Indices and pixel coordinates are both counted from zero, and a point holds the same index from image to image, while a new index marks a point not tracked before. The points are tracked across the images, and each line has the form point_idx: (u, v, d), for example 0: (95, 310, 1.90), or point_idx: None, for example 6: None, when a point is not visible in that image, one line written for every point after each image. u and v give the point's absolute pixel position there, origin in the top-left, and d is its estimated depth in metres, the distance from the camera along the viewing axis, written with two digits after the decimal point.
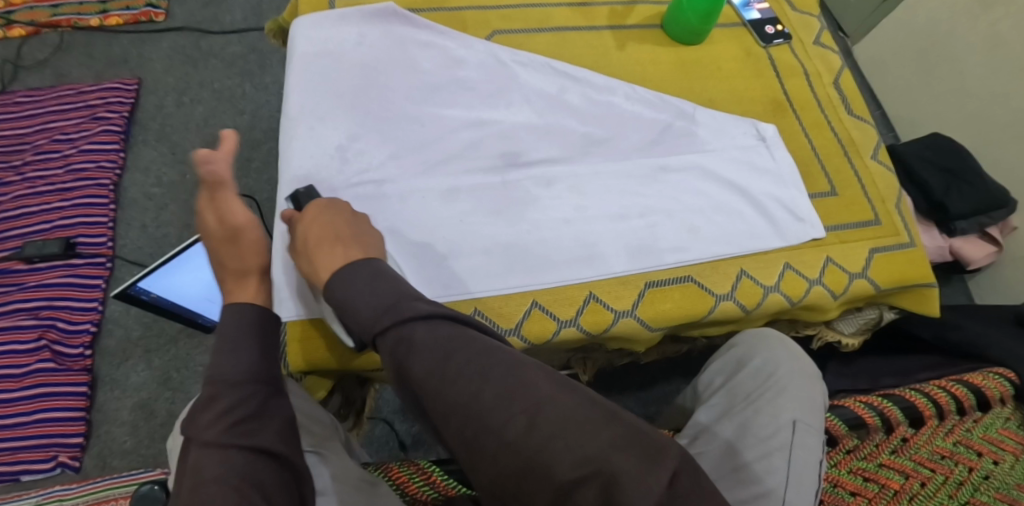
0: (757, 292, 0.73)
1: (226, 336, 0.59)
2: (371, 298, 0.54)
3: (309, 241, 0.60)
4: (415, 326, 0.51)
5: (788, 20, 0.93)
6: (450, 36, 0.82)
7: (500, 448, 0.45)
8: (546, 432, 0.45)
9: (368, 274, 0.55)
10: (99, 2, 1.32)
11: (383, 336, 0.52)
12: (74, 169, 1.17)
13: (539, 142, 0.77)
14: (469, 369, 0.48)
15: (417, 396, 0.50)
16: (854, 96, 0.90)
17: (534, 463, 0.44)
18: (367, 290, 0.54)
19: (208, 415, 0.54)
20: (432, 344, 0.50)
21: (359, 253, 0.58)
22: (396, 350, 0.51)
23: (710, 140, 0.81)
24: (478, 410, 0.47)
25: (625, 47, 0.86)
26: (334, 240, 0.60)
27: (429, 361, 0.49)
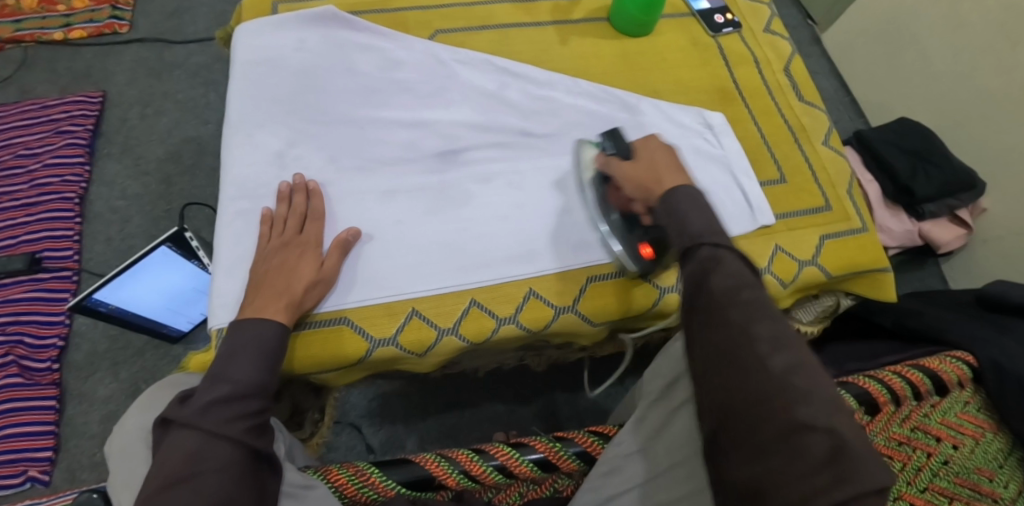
0: None
1: (268, 346, 0.58)
2: (697, 218, 0.55)
3: (648, 164, 0.62)
4: (727, 253, 0.52)
5: (738, 9, 0.93)
6: (391, 38, 0.82)
7: (750, 367, 0.45)
8: (802, 379, 0.44)
9: (702, 203, 0.56)
10: (62, 16, 1.33)
11: (702, 247, 0.52)
12: (39, 184, 1.17)
13: (482, 140, 0.77)
14: (761, 305, 0.48)
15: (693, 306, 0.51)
16: (803, 82, 0.89)
17: (778, 392, 0.44)
18: (695, 214, 0.55)
19: (225, 412, 0.52)
20: (737, 270, 0.51)
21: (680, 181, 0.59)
22: (705, 262, 0.52)
23: (659, 132, 0.80)
24: (748, 332, 0.47)
25: (569, 42, 0.85)
26: (671, 168, 0.61)
27: (729, 280, 0.50)
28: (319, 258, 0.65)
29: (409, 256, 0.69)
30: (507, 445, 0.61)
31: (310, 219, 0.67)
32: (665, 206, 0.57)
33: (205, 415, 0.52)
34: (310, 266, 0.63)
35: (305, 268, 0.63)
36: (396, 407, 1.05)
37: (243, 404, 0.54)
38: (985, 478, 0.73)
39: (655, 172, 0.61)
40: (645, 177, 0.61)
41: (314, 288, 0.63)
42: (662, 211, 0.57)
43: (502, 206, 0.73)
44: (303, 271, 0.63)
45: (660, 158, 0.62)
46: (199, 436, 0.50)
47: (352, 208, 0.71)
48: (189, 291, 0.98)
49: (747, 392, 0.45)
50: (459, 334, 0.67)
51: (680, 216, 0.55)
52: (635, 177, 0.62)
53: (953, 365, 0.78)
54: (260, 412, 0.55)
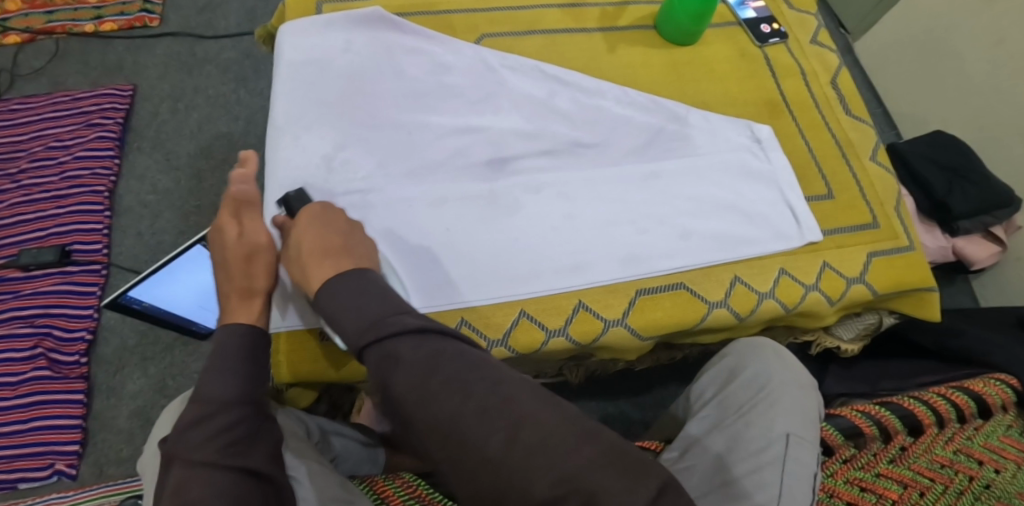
0: (750, 299, 0.71)
1: (232, 353, 0.55)
2: (347, 305, 0.50)
3: (302, 246, 0.56)
4: (400, 341, 0.46)
5: (785, 19, 0.92)
6: (438, 42, 0.81)
7: (477, 466, 0.42)
8: (526, 448, 0.41)
9: (371, 285, 0.51)
10: (94, 9, 1.32)
11: (367, 350, 0.47)
12: (69, 176, 1.17)
13: (529, 148, 0.76)
14: (457, 387, 0.44)
15: (398, 411, 0.46)
16: (850, 96, 0.88)
17: (511, 484, 0.41)
18: (354, 305, 0.50)
19: (199, 434, 0.51)
20: (415, 353, 0.45)
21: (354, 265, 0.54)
22: (381, 364, 0.46)
23: (705, 145, 0.79)
24: (459, 427, 0.43)
25: (617, 50, 0.84)
26: (319, 252, 0.55)
27: (413, 376, 0.44)
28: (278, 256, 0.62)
29: (457, 265, 0.68)
30: None
31: (244, 208, 0.62)
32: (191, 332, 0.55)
33: (181, 442, 0.51)
34: (235, 241, 0.60)
35: (232, 244, 0.60)
36: None
37: (215, 421, 0.52)
38: None
39: (302, 256, 0.56)
40: (297, 267, 0.56)
41: (252, 261, 0.60)
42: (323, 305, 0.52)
43: (550, 216, 0.72)
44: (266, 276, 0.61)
45: (310, 242, 0.56)
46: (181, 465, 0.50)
47: (400, 214, 0.70)
48: None
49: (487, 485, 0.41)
50: (508, 346, 0.66)
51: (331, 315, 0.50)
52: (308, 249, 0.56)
53: (996, 389, 0.78)
54: (234, 425, 0.52)
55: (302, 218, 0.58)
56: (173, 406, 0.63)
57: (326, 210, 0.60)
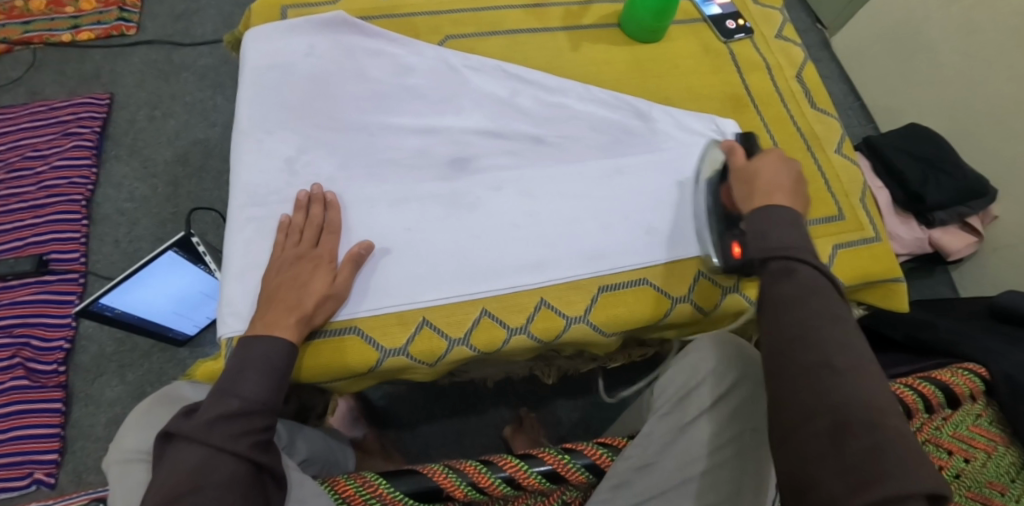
0: (714, 293, 0.72)
1: (275, 360, 0.59)
2: (786, 237, 0.57)
3: (757, 177, 0.64)
4: (801, 264, 0.56)
5: (749, 14, 0.92)
6: (401, 43, 0.81)
7: (807, 374, 0.50)
8: (858, 383, 0.48)
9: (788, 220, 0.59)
10: (71, 18, 1.33)
11: (772, 262, 0.56)
12: (46, 185, 1.17)
13: (494, 147, 0.76)
14: (826, 317, 0.52)
15: (766, 308, 0.55)
16: (816, 89, 0.88)
17: (836, 403, 0.48)
18: (786, 226, 0.58)
19: (231, 428, 0.54)
20: (807, 281, 0.55)
21: (787, 201, 0.61)
22: (778, 275, 0.56)
23: (670, 139, 0.79)
24: (820, 341, 0.51)
25: (580, 48, 0.85)
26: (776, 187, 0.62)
27: (800, 290, 0.54)
28: (332, 272, 0.64)
29: (418, 264, 0.68)
30: (516, 457, 0.59)
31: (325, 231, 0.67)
32: (751, 227, 0.59)
33: (206, 431, 0.53)
34: (322, 280, 0.63)
35: (318, 283, 0.63)
36: (401, 408, 1.04)
37: (250, 421, 0.55)
38: (995, 492, 0.71)
39: (751, 185, 0.63)
40: (742, 187, 0.64)
41: (325, 302, 0.63)
42: (748, 225, 0.60)
43: (511, 213, 0.72)
44: (315, 285, 0.63)
45: (767, 173, 0.64)
46: (204, 452, 0.52)
47: (363, 215, 0.70)
48: (195, 294, 0.98)
49: (810, 391, 0.49)
50: (469, 344, 0.66)
51: (767, 232, 0.58)
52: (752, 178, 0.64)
53: (965, 377, 0.77)
54: (264, 429, 0.56)
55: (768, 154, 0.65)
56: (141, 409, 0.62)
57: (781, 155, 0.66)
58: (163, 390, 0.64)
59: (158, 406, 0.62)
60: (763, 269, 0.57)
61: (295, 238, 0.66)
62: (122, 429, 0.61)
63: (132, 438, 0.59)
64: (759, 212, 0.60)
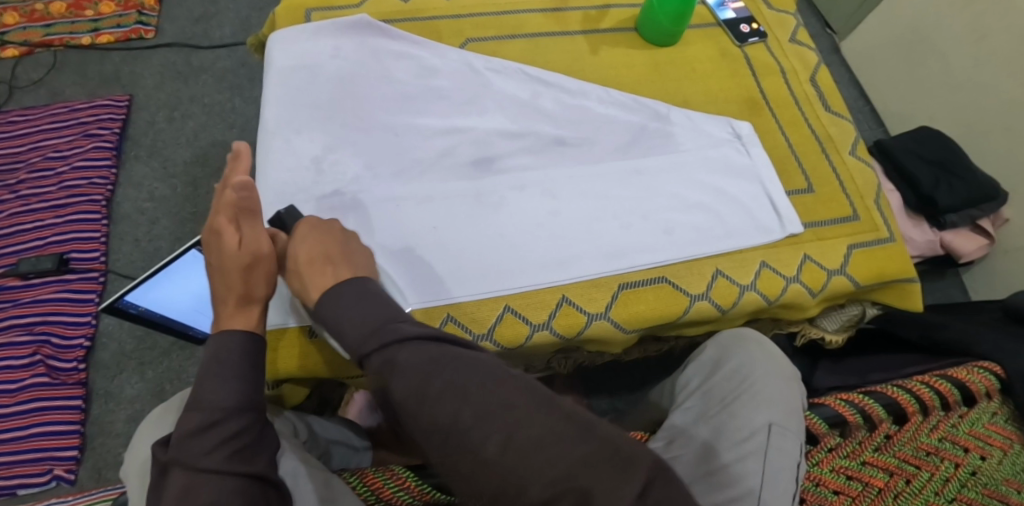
0: (733, 291, 0.73)
1: (229, 360, 0.57)
2: (353, 316, 0.52)
3: (299, 260, 0.59)
4: (398, 349, 0.49)
5: (764, 18, 0.93)
6: (424, 46, 0.83)
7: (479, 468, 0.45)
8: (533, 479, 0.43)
9: (363, 295, 0.54)
10: (91, 21, 1.35)
11: (371, 358, 0.50)
12: (67, 186, 1.19)
13: (515, 147, 0.77)
14: (452, 391, 0.46)
15: (398, 414, 0.49)
16: (831, 92, 0.89)
17: (508, 482, 0.44)
18: (354, 308, 0.53)
19: (203, 442, 0.53)
20: (415, 358, 0.48)
21: (348, 272, 0.57)
22: (382, 368, 0.49)
23: (686, 140, 0.80)
24: (457, 426, 0.45)
25: (599, 52, 0.86)
26: (321, 260, 0.58)
27: (410, 380, 0.47)
28: (237, 237, 0.60)
29: (442, 261, 0.69)
30: None
31: (244, 215, 0.61)
32: (322, 317, 0.55)
33: (184, 449, 0.53)
34: (231, 241, 0.60)
35: (229, 256, 0.60)
36: None
37: (222, 429, 0.54)
38: (1012, 490, 0.72)
39: (298, 267, 0.58)
40: (296, 277, 0.59)
41: (252, 271, 0.60)
42: (324, 307, 0.55)
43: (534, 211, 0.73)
44: (230, 261, 0.59)
45: (307, 251, 0.59)
46: (187, 474, 0.52)
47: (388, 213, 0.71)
48: None
49: (491, 485, 0.44)
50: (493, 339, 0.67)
51: (332, 318, 0.53)
52: (297, 272, 0.59)
53: (980, 377, 0.78)
54: (239, 433, 0.55)
55: (301, 229, 0.61)
56: (152, 417, 0.66)
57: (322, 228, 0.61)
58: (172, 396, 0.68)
59: (168, 414, 0.65)
60: (366, 365, 0.51)
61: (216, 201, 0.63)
62: (133, 440, 0.65)
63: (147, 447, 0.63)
64: (340, 289, 0.55)
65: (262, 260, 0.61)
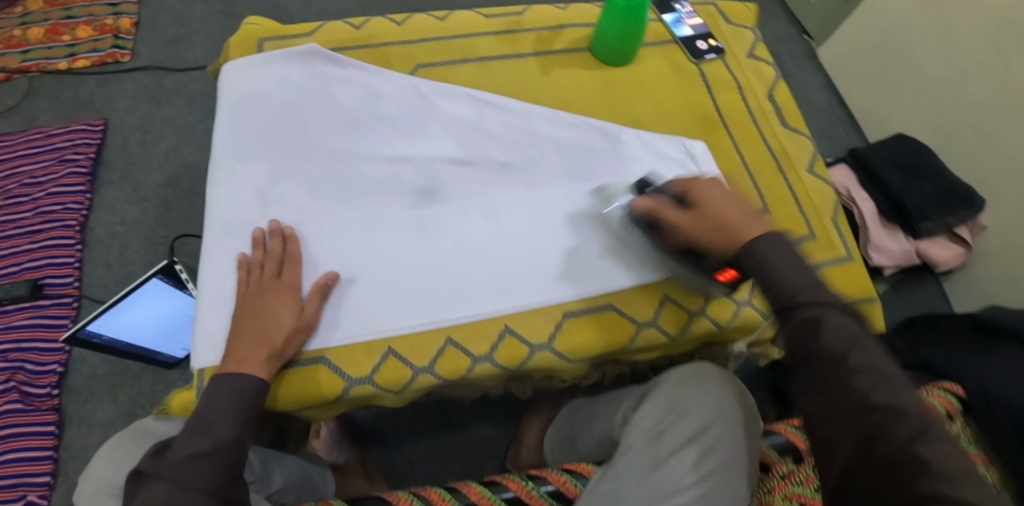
0: (682, 317, 0.72)
1: (246, 398, 0.60)
2: (796, 277, 0.56)
3: (705, 214, 0.64)
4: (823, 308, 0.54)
5: (722, 34, 0.92)
6: (373, 72, 0.82)
7: (910, 439, 0.45)
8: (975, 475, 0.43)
9: (790, 257, 0.58)
10: (67, 47, 1.36)
11: (800, 309, 0.55)
12: (42, 211, 1.21)
13: (462, 174, 0.75)
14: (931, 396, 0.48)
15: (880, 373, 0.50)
16: (788, 107, 0.88)
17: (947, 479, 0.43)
18: (794, 266, 0.57)
19: (201, 467, 0.55)
20: (842, 330, 0.52)
21: (759, 229, 0.61)
22: (806, 324, 0.54)
23: (638, 161, 0.79)
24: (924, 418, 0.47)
25: (550, 73, 0.85)
26: (736, 212, 0.63)
27: (840, 343, 0.51)
28: (299, 304, 0.65)
29: (382, 290, 0.68)
30: (481, 484, 0.61)
31: (287, 262, 0.68)
32: (752, 262, 0.59)
33: (177, 470, 0.55)
34: (288, 313, 0.64)
35: (285, 315, 0.63)
36: (387, 429, 1.05)
37: (219, 459, 0.57)
38: None
39: (724, 225, 0.62)
40: (708, 226, 0.64)
41: (295, 336, 0.64)
42: (749, 263, 0.59)
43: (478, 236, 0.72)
44: (281, 319, 0.63)
45: (722, 208, 0.63)
46: (171, 489, 0.53)
47: (330, 244, 0.71)
48: (179, 317, 0.99)
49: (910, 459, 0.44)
50: (434, 373, 0.66)
51: (767, 265, 0.58)
52: (702, 228, 0.64)
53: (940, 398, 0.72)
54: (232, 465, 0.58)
55: (699, 182, 0.66)
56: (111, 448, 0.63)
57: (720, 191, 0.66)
58: (136, 424, 0.68)
59: (127, 441, 0.64)
60: (791, 321, 0.55)
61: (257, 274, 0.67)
62: (89, 465, 0.64)
63: (105, 472, 0.61)
64: (769, 237, 0.60)
65: (303, 331, 0.64)
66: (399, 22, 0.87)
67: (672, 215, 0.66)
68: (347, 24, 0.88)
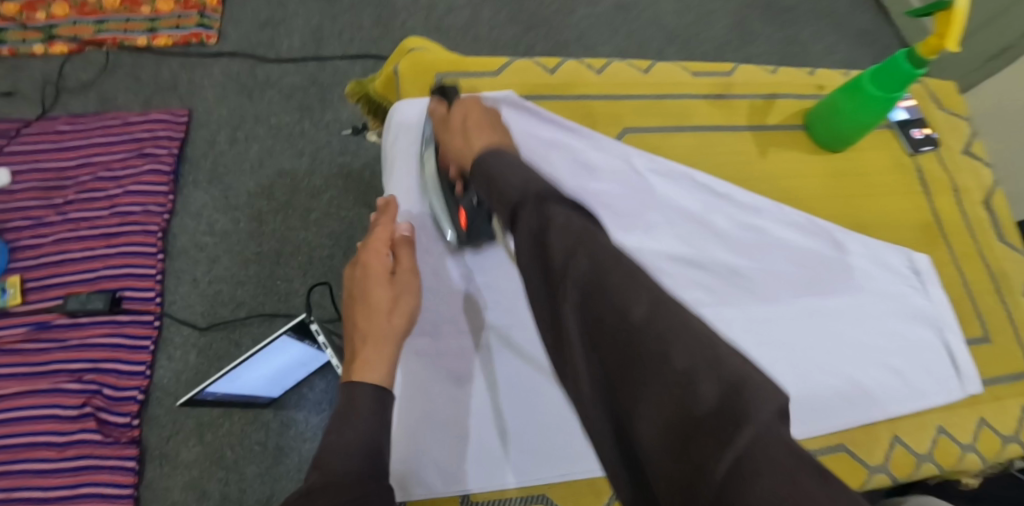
0: (911, 463, 0.66)
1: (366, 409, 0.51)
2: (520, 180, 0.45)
3: (466, 119, 0.57)
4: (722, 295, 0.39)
5: (935, 122, 0.84)
6: (578, 135, 0.71)
7: None
8: None
9: (513, 158, 0.49)
10: (148, 20, 1.22)
11: (526, 210, 0.42)
12: (119, 212, 1.08)
13: (684, 277, 0.67)
14: None
15: None
16: (1004, 220, 0.81)
17: None
18: (513, 175, 0.46)
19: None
20: (567, 235, 0.39)
21: (488, 138, 0.55)
22: (537, 224, 0.41)
23: (867, 276, 0.71)
24: None
25: (766, 154, 0.76)
26: (483, 125, 0.56)
27: (568, 240, 0.38)
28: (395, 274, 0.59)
29: None
30: None
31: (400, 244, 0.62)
32: (482, 179, 0.49)
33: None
34: (388, 286, 0.58)
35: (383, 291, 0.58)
36: None
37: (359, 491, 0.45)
38: None
39: (465, 132, 0.56)
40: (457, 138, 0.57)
41: (398, 307, 0.58)
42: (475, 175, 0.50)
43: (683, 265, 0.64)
44: (383, 297, 0.58)
45: (473, 117, 0.57)
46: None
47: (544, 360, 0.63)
48: (291, 366, 0.88)
49: None
50: None
51: (491, 174, 0.48)
52: (454, 147, 0.57)
53: None
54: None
55: (467, 101, 0.59)
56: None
57: (488, 109, 0.59)
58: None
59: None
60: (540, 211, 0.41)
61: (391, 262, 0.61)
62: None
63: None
64: (488, 154, 0.50)
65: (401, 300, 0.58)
66: (598, 70, 0.76)
67: (441, 116, 0.61)
68: (540, 65, 0.76)
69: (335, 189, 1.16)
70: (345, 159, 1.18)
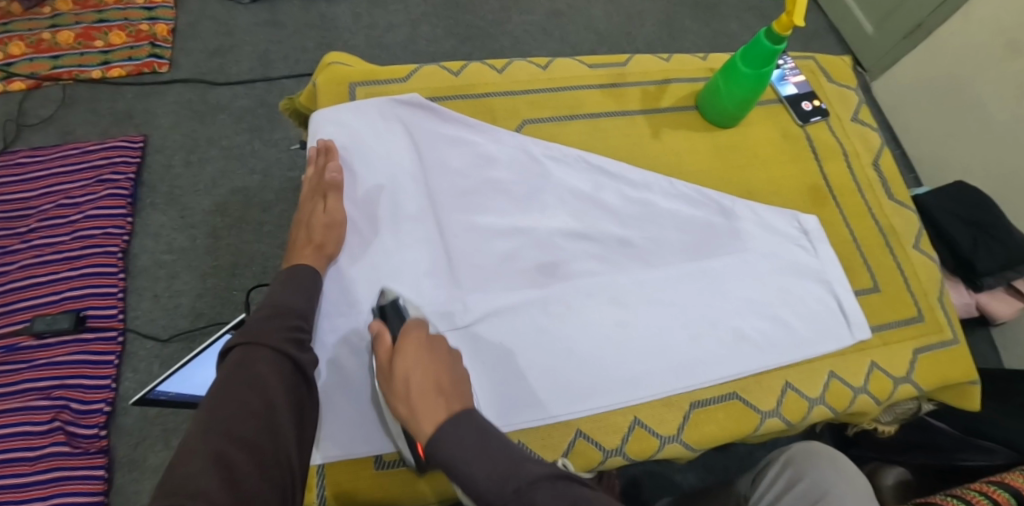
0: (802, 406, 0.71)
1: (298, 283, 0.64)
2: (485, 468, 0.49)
3: (408, 386, 0.55)
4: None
5: (825, 94, 0.90)
6: (479, 130, 0.77)
7: None
8: None
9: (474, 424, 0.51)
10: (102, 53, 1.29)
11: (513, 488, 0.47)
12: (80, 235, 1.13)
13: (579, 251, 0.73)
14: None
15: None
16: (893, 178, 0.87)
17: None
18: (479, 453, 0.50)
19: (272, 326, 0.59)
20: (553, 497, 0.47)
21: (447, 411, 0.53)
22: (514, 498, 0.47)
23: (755, 240, 0.77)
24: None
25: (661, 135, 0.82)
26: (433, 392, 0.54)
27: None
28: (326, 207, 0.70)
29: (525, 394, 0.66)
30: None
31: (331, 190, 0.71)
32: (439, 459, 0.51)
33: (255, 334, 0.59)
34: (319, 212, 0.69)
35: (317, 216, 0.69)
36: None
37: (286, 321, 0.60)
38: None
39: (407, 399, 0.54)
40: (403, 406, 0.55)
41: (330, 230, 0.69)
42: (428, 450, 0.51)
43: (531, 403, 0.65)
44: (315, 219, 0.69)
45: (420, 382, 0.55)
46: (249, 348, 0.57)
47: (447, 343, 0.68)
48: None
49: None
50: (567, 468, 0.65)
51: (453, 465, 0.50)
52: (414, 383, 0.55)
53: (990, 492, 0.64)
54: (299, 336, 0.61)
55: (409, 346, 0.57)
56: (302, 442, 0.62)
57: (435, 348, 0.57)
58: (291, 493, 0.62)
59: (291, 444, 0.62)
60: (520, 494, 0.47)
61: (321, 200, 0.70)
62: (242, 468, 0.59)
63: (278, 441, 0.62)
64: (447, 421, 0.51)
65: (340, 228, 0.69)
66: (499, 69, 0.82)
67: (382, 357, 0.58)
68: (444, 68, 0.82)
69: (286, 203, 1.22)
70: (294, 173, 1.24)
